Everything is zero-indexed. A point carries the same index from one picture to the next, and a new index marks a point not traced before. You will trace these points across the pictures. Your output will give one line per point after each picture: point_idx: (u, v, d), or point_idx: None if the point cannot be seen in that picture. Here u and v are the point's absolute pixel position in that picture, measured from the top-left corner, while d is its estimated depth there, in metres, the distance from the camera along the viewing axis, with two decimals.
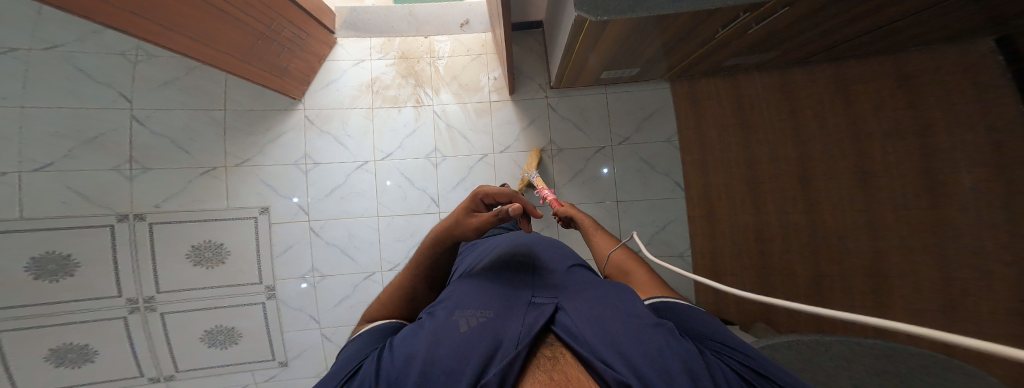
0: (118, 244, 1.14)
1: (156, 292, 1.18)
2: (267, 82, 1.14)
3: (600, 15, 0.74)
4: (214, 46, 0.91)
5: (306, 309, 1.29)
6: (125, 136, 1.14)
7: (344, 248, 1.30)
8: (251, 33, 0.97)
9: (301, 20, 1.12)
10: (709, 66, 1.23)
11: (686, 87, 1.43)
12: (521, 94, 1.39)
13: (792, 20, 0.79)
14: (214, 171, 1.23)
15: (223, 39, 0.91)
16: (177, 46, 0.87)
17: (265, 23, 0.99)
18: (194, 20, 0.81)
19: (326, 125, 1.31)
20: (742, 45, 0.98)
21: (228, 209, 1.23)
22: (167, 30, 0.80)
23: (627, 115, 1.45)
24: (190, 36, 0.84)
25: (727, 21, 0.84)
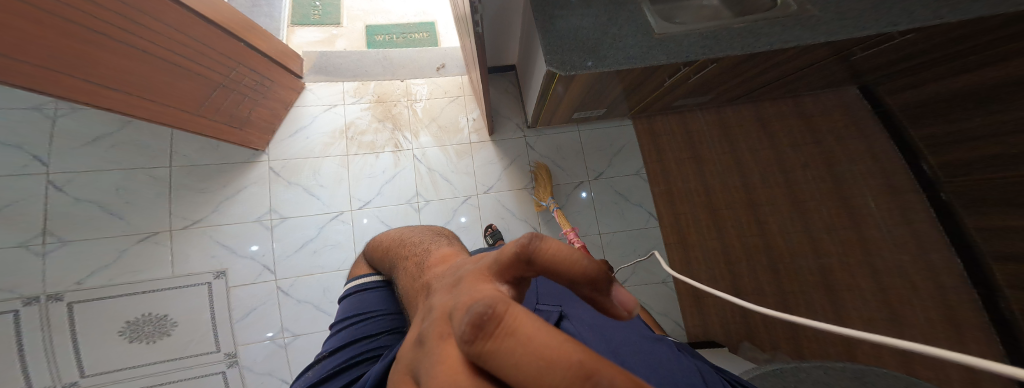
0: (28, 327, 0.85)
1: (78, 377, 0.86)
2: (223, 133, 0.98)
3: (568, 70, 0.76)
4: (164, 102, 0.82)
5: (277, 370, 0.94)
6: (37, 206, 0.89)
7: (319, 304, 0.98)
8: (206, 84, 0.88)
9: (266, 68, 1.03)
10: (659, 107, 1.12)
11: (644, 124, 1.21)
12: (499, 134, 1.19)
13: (724, 69, 0.84)
14: (157, 236, 0.95)
15: (172, 91, 0.82)
16: (124, 108, 0.78)
17: (222, 72, 0.91)
18: (136, 71, 0.74)
19: (296, 176, 1.07)
20: (685, 90, 0.97)
21: (176, 278, 0.94)
22: (109, 88, 0.72)
23: (599, 151, 1.21)
24: (137, 92, 0.76)
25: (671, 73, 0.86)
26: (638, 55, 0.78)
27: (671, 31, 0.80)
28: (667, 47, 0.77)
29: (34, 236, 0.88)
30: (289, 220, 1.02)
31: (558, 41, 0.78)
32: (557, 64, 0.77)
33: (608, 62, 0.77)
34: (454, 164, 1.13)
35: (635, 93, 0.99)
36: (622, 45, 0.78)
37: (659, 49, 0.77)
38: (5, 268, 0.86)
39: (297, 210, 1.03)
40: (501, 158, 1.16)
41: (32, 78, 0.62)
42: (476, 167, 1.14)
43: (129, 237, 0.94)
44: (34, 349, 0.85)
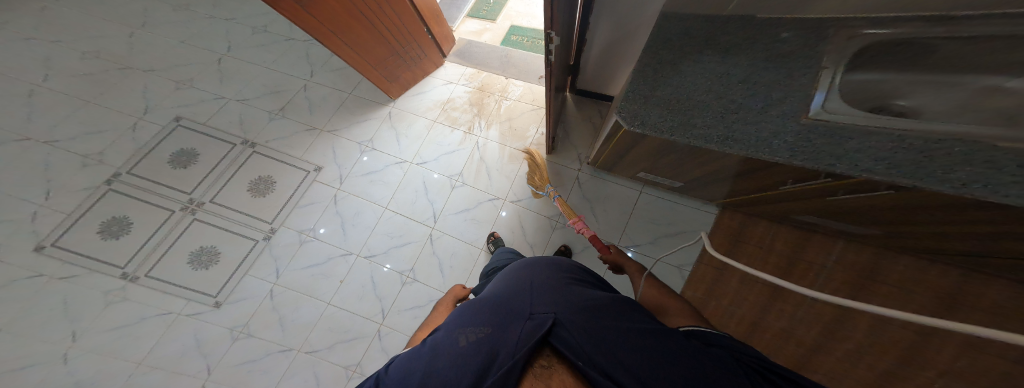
0: (221, 160, 1.46)
1: (206, 201, 1.40)
2: (384, 87, 1.33)
3: (636, 126, 0.64)
4: (366, 59, 1.15)
5: (280, 260, 1.30)
6: (284, 93, 1.57)
7: (344, 223, 1.31)
8: (390, 50, 1.20)
9: (427, 45, 1.34)
10: (773, 209, 0.85)
11: (736, 222, 1.07)
12: (559, 158, 1.27)
13: (889, 203, 0.51)
14: (311, 131, 1.47)
15: (371, 50, 1.14)
16: (349, 59, 1.11)
17: (401, 45, 1.22)
18: (357, 34, 1.06)
19: (398, 122, 1.40)
20: (813, 208, 0.70)
21: (299, 159, 1.42)
22: (343, 43, 1.04)
23: (650, 222, 1.17)
24: (356, 50, 1.09)
25: (797, 178, 0.61)
26: (755, 138, 0.56)
27: (840, 123, 0.54)
28: (807, 144, 0.53)
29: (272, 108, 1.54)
30: (375, 151, 1.38)
31: (659, 88, 0.68)
32: (626, 115, 0.66)
33: (698, 133, 0.59)
34: (503, 168, 1.26)
35: (748, 178, 0.74)
36: (739, 121, 0.59)
37: (793, 142, 0.54)
38: (246, 119, 1.53)
39: (383, 146, 1.38)
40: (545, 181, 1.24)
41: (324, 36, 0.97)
42: (518, 177, 1.25)
43: (298, 126, 1.48)
44: (212, 173, 1.44)
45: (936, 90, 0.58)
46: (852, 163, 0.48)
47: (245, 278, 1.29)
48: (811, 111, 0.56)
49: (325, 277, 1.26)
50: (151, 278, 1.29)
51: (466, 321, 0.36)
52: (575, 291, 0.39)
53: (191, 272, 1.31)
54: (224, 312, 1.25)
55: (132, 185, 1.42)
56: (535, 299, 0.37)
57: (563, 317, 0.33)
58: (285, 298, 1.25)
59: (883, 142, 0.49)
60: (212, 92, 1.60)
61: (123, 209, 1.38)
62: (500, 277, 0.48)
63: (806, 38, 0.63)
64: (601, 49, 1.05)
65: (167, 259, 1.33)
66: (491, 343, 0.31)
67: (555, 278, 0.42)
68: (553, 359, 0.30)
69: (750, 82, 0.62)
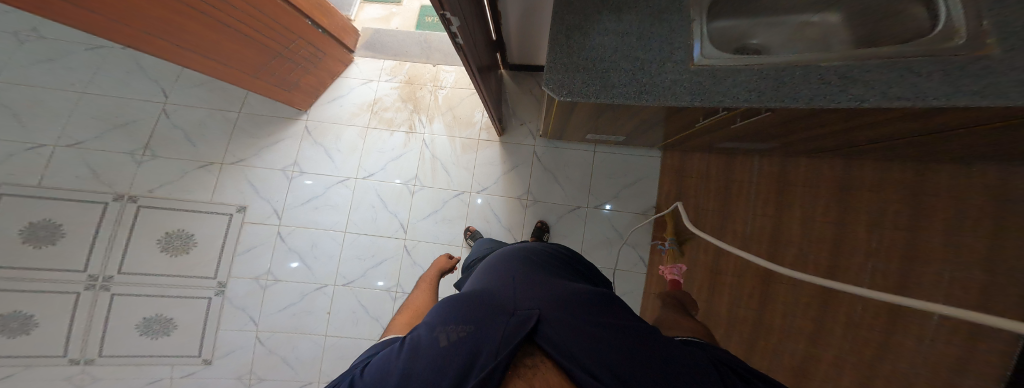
0: (103, 221, 1.22)
1: (115, 272, 1.22)
2: (273, 93, 1.16)
3: (564, 95, 0.69)
4: (222, 61, 0.98)
5: (249, 309, 1.24)
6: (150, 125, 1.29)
7: (304, 257, 1.25)
8: (266, 50, 1.02)
9: (321, 42, 1.15)
10: (698, 142, 1.03)
11: (675, 159, 1.26)
12: (510, 137, 1.31)
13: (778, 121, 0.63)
14: (209, 166, 1.27)
15: (230, 52, 0.96)
16: (185, 59, 0.95)
17: (281, 43, 1.03)
18: (197, 34, 0.87)
19: (323, 137, 1.29)
20: (724, 137, 0.86)
21: (211, 203, 1.25)
22: (170, 44, 0.87)
23: (609, 178, 1.32)
24: (197, 51, 0.92)
25: (708, 112, 0.73)
26: (662, 87, 0.65)
27: (718, 64, 0.64)
28: (699, 86, 0.63)
29: (138, 148, 1.27)
30: (306, 174, 1.27)
31: (567, 54, 0.72)
32: (554, 86, 0.69)
33: (617, 91, 0.67)
34: (455, 164, 1.28)
35: (670, 119, 0.85)
36: (647, 75, 0.67)
37: (689, 87, 0.64)
38: (110, 165, 1.25)
39: (314, 168, 1.28)
40: (505, 164, 1.29)
41: (114, 30, 0.80)
42: (475, 165, 1.28)
43: (192, 163, 1.27)
44: (101, 239, 1.21)
45: (772, 28, 0.73)
46: (731, 96, 0.60)
47: (220, 331, 1.24)
48: (695, 58, 0.65)
49: (309, 312, 1.25)
50: (107, 357, 1.20)
51: (447, 320, 0.38)
52: (555, 290, 0.45)
53: (150, 342, 1.22)
54: (217, 367, 1.23)
55: (1, 277, 1.15)
56: (518, 298, 0.41)
57: (546, 316, 0.38)
58: (274, 341, 1.24)
59: (748, 74, 0.61)
60: (29, 140, 1.21)
61: (8, 303, 1.15)
62: (482, 279, 0.52)
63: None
64: (518, 25, 1.01)
65: (113, 339, 1.21)
66: (479, 337, 0.34)
67: (536, 279, 0.48)
68: (537, 356, 0.34)
69: (646, 39, 0.69)
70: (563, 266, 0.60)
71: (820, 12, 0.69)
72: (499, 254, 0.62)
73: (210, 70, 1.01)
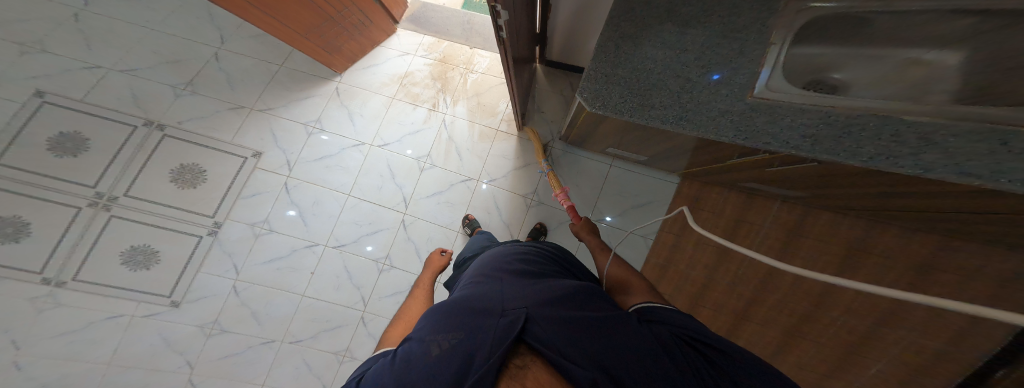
0: (127, 144, 1.23)
1: (121, 195, 1.20)
2: (316, 54, 1.17)
3: (598, 107, 0.66)
4: (284, 23, 0.99)
5: (235, 256, 1.21)
6: (194, 64, 1.32)
7: (304, 212, 1.21)
8: (322, 15, 1.03)
9: (371, 9, 1.16)
10: (722, 178, 0.99)
11: (692, 191, 1.19)
12: (529, 134, 1.25)
13: (817, 174, 0.62)
14: (239, 109, 1.27)
15: (297, 16, 0.98)
16: (255, 19, 0.96)
17: (336, 9, 1.05)
18: None
19: (350, 100, 1.26)
20: (751, 175, 0.82)
21: (230, 143, 1.24)
22: (250, 4, 0.89)
23: (619, 194, 1.24)
24: (269, 13, 0.94)
25: (744, 154, 0.67)
26: (705, 117, 0.61)
27: (781, 101, 0.59)
28: (749, 122, 0.59)
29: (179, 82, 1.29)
30: (325, 133, 1.25)
31: (613, 62, 0.68)
32: (589, 96, 0.67)
33: (657, 112, 0.64)
34: (472, 151, 1.22)
35: (698, 151, 0.81)
36: (694, 100, 0.63)
37: (739, 121, 0.60)
38: (146, 96, 1.28)
39: (334, 127, 1.25)
40: (517, 159, 1.22)
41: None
42: (490, 155, 1.22)
43: (223, 104, 1.27)
44: (118, 162, 1.21)
45: (864, 64, 0.70)
46: (781, 139, 0.56)
47: (199, 275, 1.20)
48: (756, 90, 0.61)
49: (293, 270, 1.19)
50: (81, 282, 1.17)
51: (436, 327, 0.35)
52: (544, 285, 0.41)
53: (130, 273, 1.19)
54: (186, 311, 1.18)
55: (14, 179, 1.16)
56: (507, 297, 0.38)
57: (534, 313, 0.34)
58: (250, 293, 1.19)
59: (812, 119, 0.56)
60: (86, 60, 1.28)
61: (10, 207, 1.15)
62: (471, 280, 0.48)
63: (759, 11, 0.64)
64: (567, 17, 0.99)
65: (95, 262, 1.18)
66: (467, 344, 0.30)
67: (526, 278, 0.44)
68: (527, 356, 0.31)
69: (705, 59, 0.64)
70: (554, 262, 0.55)
71: (937, 51, 0.62)
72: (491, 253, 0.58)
73: (273, 31, 1.03)
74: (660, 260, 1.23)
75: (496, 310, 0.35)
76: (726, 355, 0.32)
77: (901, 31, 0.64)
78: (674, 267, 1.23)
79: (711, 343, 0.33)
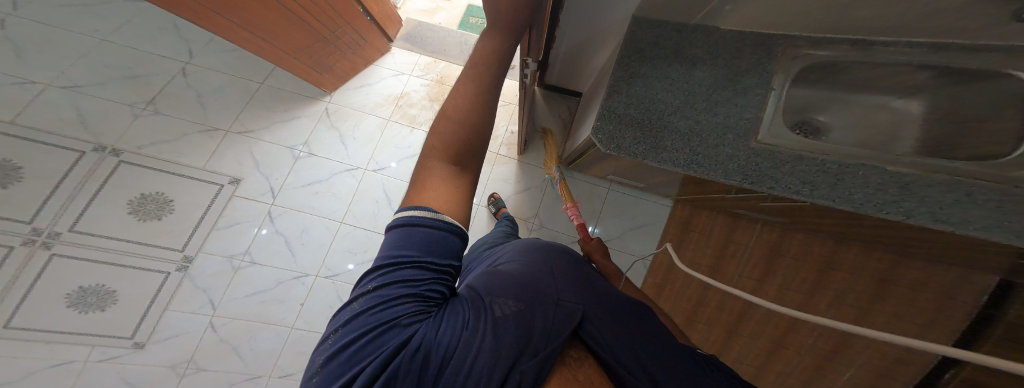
0: (74, 172, 1.09)
1: (66, 230, 1.05)
2: (305, 75, 1.10)
3: (612, 148, 0.66)
4: (280, 47, 0.97)
5: (211, 291, 1.09)
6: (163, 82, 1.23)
7: (290, 242, 1.12)
8: (315, 35, 0.98)
9: (366, 28, 1.11)
10: (712, 204, 1.04)
11: (685, 213, 1.22)
12: (529, 156, 1.26)
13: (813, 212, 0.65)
14: (214, 132, 1.16)
15: (288, 38, 0.94)
16: (248, 43, 0.94)
17: (330, 28, 1.00)
18: (265, 21, 0.86)
19: (341, 122, 1.19)
20: (740, 206, 0.89)
21: (203, 170, 1.12)
22: (241, 28, 0.87)
23: (616, 217, 1.27)
24: (262, 36, 0.91)
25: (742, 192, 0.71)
26: (714, 159, 0.62)
27: (781, 147, 0.61)
28: (755, 166, 0.61)
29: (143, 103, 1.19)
30: (313, 157, 1.17)
31: (625, 104, 0.69)
32: (602, 138, 0.67)
33: (669, 153, 0.64)
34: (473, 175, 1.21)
35: (691, 184, 0.85)
36: (703, 143, 0.64)
37: (746, 165, 0.61)
38: (102, 117, 1.16)
39: (324, 151, 1.17)
40: (516, 182, 1.22)
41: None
42: (491, 179, 1.22)
43: (195, 126, 1.15)
44: (64, 191, 1.07)
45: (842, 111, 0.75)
46: (783, 184, 0.58)
47: (167, 313, 1.07)
48: (760, 136, 0.62)
49: (279, 303, 1.10)
50: (17, 330, 1.01)
51: (498, 290, 0.33)
52: (599, 292, 0.41)
53: (82, 317, 1.04)
54: (151, 354, 1.06)
55: None
56: (558, 285, 0.38)
57: (590, 314, 0.35)
58: (229, 330, 1.08)
59: (808, 167, 0.58)
60: (19, 72, 1.10)
61: None
62: (512, 252, 0.47)
63: (759, 56, 0.67)
64: (568, 49, 1.02)
65: (32, 307, 1.02)
66: (532, 323, 0.30)
67: (571, 271, 0.44)
68: (577, 352, 0.32)
69: (713, 102, 0.66)
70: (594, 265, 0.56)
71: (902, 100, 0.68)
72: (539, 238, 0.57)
73: (270, 56, 1.01)
74: (659, 280, 1.25)
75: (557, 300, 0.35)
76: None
77: (875, 83, 0.68)
78: (670, 286, 1.22)
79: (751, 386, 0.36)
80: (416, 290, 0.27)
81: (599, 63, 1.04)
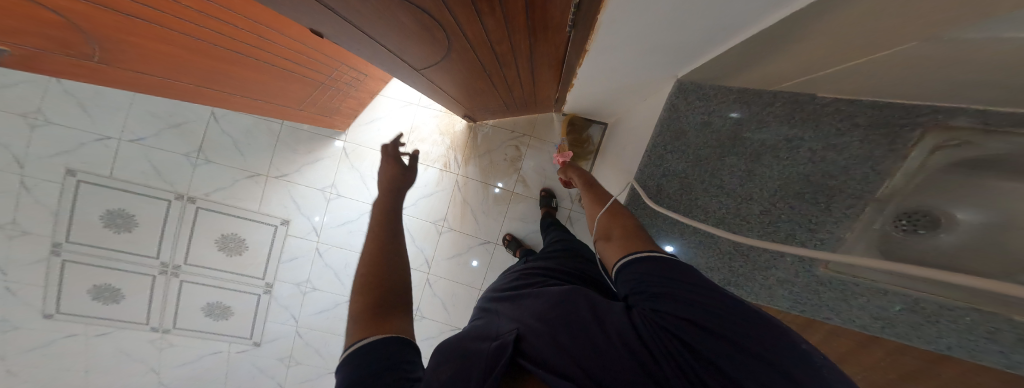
0: (169, 217, 1.33)
1: (182, 263, 1.36)
2: (317, 120, 1.22)
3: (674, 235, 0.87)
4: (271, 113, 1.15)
5: (291, 308, 1.39)
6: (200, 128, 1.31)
7: (338, 273, 1.38)
8: (310, 83, 1.01)
9: (371, 70, 1.11)
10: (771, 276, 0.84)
11: None
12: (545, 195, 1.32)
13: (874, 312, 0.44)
14: (257, 177, 1.32)
15: (290, 93, 1.01)
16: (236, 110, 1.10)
17: (327, 74, 1.01)
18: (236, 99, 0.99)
19: (359, 161, 1.34)
20: None
21: (258, 212, 1.33)
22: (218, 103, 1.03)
23: None
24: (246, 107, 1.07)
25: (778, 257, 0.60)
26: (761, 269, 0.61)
27: (864, 277, 0.44)
28: (811, 295, 0.52)
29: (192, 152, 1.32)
30: (342, 198, 1.34)
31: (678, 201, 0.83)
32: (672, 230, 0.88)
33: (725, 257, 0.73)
34: (482, 210, 1.35)
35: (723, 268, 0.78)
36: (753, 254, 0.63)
37: (794, 293, 0.55)
38: (172, 167, 1.32)
39: (351, 192, 1.34)
40: (534, 220, 1.33)
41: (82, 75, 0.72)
42: (507, 218, 1.35)
43: (239, 172, 1.32)
44: (167, 233, 1.33)
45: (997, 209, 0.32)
46: (845, 317, 0.47)
47: (267, 323, 1.40)
48: (830, 262, 0.49)
49: (340, 319, 1.39)
50: (181, 328, 1.42)
51: (437, 358, 0.38)
52: (535, 304, 0.45)
53: (213, 323, 1.41)
54: (264, 349, 1.42)
55: (96, 255, 1.34)
56: (501, 323, 0.43)
57: (522, 334, 0.39)
58: (311, 336, 1.40)
59: (895, 305, 0.41)
60: (88, 130, 1.27)
61: (104, 277, 1.37)
62: (482, 303, 0.54)
63: (871, 140, 0.41)
64: (599, 93, 0.92)
65: (183, 314, 1.41)
66: (460, 374, 0.34)
67: (525, 295, 0.49)
68: (516, 382, 0.35)
69: (773, 218, 0.57)
70: (553, 275, 0.61)
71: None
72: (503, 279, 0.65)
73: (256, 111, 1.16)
74: None
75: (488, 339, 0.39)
76: (728, 344, 0.30)
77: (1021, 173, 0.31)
78: None
79: (700, 321, 0.33)
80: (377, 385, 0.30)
81: (634, 105, 0.98)
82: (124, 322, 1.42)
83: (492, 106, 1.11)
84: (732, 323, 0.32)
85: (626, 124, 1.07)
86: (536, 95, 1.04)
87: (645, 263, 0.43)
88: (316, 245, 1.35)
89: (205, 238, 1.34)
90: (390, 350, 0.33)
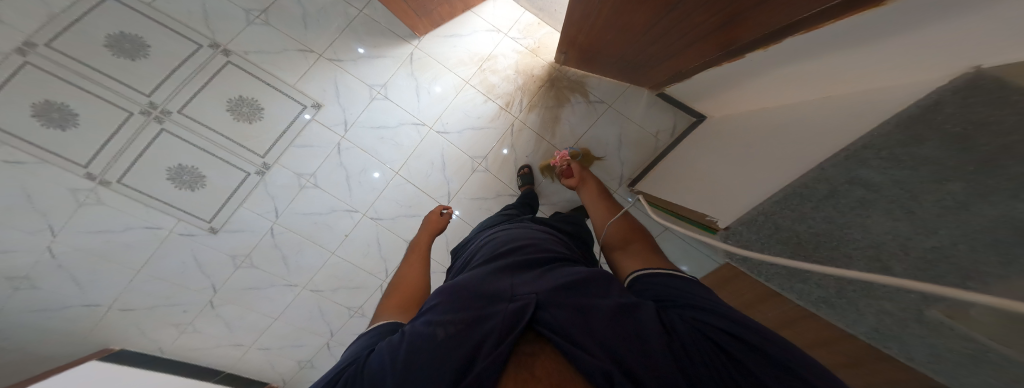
0: (189, 61, 1.17)
1: (175, 110, 1.16)
2: (406, 16, 1.20)
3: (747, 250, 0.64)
4: None
5: (278, 200, 1.23)
6: None
7: (349, 178, 1.25)
8: None
9: None
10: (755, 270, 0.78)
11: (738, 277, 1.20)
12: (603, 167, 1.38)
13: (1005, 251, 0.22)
14: (308, 54, 1.25)
15: None
16: None
17: None
18: None
19: (421, 72, 1.31)
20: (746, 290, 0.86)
21: (292, 87, 1.23)
22: None
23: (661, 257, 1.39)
24: None
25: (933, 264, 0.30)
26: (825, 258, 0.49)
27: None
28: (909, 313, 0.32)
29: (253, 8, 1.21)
30: (387, 101, 1.29)
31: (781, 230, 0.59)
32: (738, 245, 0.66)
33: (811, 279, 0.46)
34: (526, 162, 1.35)
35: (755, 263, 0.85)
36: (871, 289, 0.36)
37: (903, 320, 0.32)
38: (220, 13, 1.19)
39: (398, 98, 1.30)
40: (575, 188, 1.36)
41: None
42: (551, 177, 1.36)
43: (292, 43, 1.24)
44: (179, 77, 1.16)
45: None
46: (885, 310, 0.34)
47: (239, 209, 1.21)
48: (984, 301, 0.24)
49: (329, 229, 1.26)
50: (125, 186, 1.14)
51: (448, 311, 0.42)
52: (547, 277, 0.48)
53: (172, 190, 1.17)
54: (224, 241, 1.21)
55: (74, 73, 1.07)
56: (516, 287, 0.46)
57: (540, 301, 0.42)
58: (285, 239, 1.24)
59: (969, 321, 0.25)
60: None
61: (55, 93, 1.06)
62: (487, 265, 0.56)
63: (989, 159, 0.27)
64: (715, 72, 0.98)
65: (139, 169, 1.15)
66: (470, 334, 0.38)
67: (536, 270, 0.52)
68: (536, 344, 0.38)
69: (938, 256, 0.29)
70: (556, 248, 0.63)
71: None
72: (505, 242, 0.67)
73: None
74: None
75: (500, 301, 0.43)
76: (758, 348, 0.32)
77: None
78: None
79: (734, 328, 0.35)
80: (406, 344, 0.39)
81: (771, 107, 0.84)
82: (37, 156, 1.06)
83: (610, 55, 1.12)
84: (756, 331, 0.34)
85: (732, 128, 1.00)
86: (665, 58, 1.04)
87: (658, 277, 0.51)
88: (340, 139, 1.24)
89: (218, 95, 1.18)
90: (426, 319, 0.43)
